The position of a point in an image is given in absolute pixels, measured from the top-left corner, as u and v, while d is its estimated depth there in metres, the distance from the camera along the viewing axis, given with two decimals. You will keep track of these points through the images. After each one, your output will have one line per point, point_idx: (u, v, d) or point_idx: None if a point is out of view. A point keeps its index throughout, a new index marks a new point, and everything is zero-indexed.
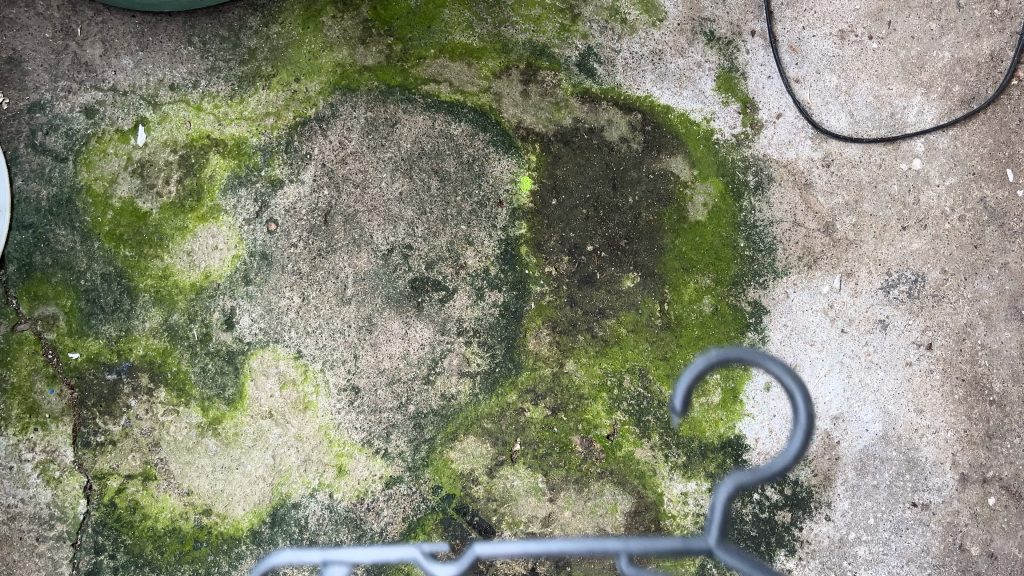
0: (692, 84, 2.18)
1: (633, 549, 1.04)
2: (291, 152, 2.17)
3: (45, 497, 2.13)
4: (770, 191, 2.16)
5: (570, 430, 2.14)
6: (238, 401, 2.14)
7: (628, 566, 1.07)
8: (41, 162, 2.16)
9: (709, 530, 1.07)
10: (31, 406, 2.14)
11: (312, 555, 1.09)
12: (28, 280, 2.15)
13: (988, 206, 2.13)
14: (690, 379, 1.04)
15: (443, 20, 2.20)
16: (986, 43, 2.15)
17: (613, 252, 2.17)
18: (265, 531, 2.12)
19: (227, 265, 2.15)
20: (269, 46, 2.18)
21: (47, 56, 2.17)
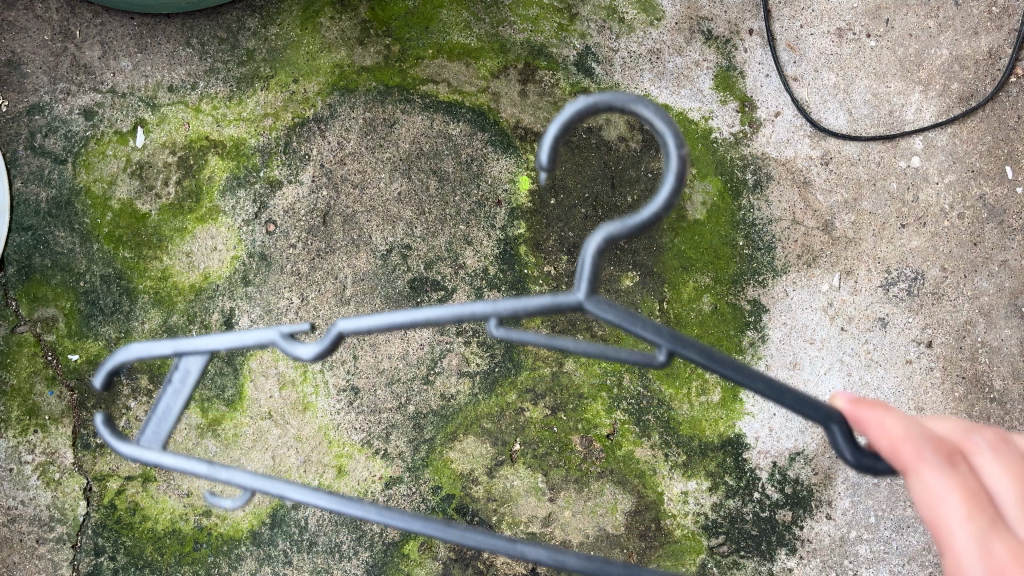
0: (691, 83, 2.18)
1: (502, 312, 0.99)
2: (289, 153, 2.17)
3: (46, 499, 2.13)
4: (769, 189, 2.16)
5: (570, 429, 2.14)
6: (238, 402, 2.14)
7: (497, 329, 1.01)
8: (41, 164, 2.17)
9: (579, 283, 0.99)
10: (30, 408, 2.14)
11: (164, 347, 1.11)
12: (27, 282, 2.15)
13: (988, 204, 2.12)
14: (556, 131, 0.93)
15: (441, 20, 2.20)
16: (984, 40, 2.15)
17: (612, 251, 2.17)
18: (265, 532, 2.12)
19: (226, 266, 2.15)
20: (268, 47, 2.19)
21: (46, 59, 2.17)
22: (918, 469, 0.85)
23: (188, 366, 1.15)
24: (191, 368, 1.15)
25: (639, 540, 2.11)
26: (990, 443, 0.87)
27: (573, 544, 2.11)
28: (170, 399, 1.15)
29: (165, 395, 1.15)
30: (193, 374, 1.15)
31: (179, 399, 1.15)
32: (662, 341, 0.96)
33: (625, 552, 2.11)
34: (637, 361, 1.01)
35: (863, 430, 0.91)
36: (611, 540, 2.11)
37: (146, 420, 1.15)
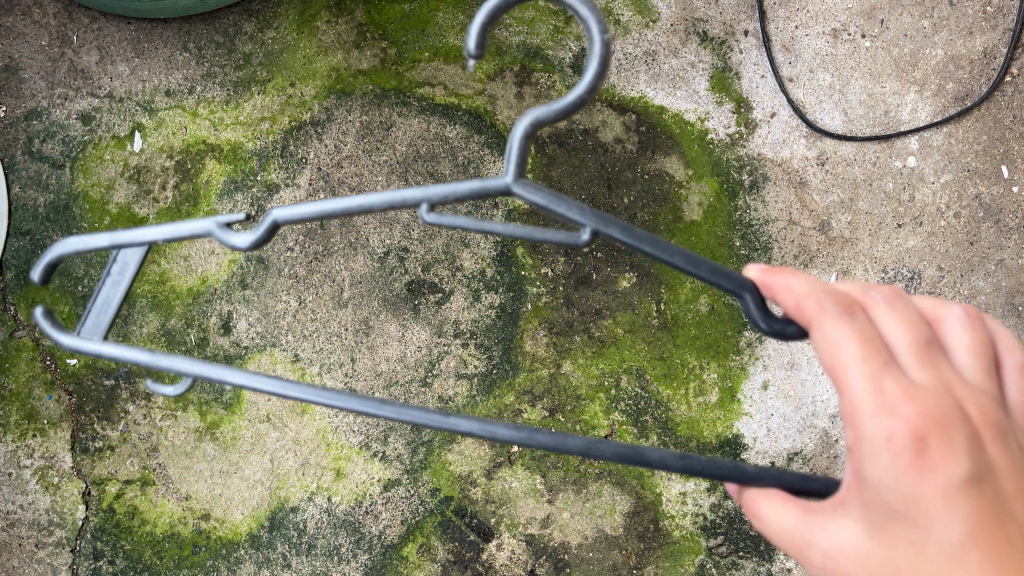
0: (686, 84, 2.19)
1: (433, 198, 1.06)
2: (286, 156, 2.17)
3: (45, 503, 2.14)
4: (765, 189, 2.16)
5: (568, 431, 2.15)
6: (236, 405, 2.14)
7: (428, 214, 1.07)
8: (39, 168, 2.18)
9: (507, 168, 1.05)
10: (29, 412, 2.15)
11: (102, 240, 1.17)
12: (26, 287, 2.17)
13: (983, 203, 2.13)
14: (483, 19, 0.97)
15: (437, 23, 2.20)
16: (978, 40, 2.15)
17: (610, 252, 2.16)
18: (264, 535, 2.13)
19: (224, 269, 2.16)
20: (265, 51, 2.19)
21: (43, 64, 2.18)
22: (819, 320, 0.90)
23: (124, 260, 1.22)
24: (128, 261, 1.22)
25: (638, 541, 2.11)
26: (884, 297, 0.92)
27: (571, 546, 2.11)
28: (110, 292, 1.23)
29: (105, 288, 1.23)
30: (129, 268, 1.22)
31: (118, 292, 1.22)
32: (585, 223, 1.03)
33: (623, 553, 2.11)
34: (562, 241, 1.06)
35: (773, 297, 0.97)
36: (609, 541, 2.11)
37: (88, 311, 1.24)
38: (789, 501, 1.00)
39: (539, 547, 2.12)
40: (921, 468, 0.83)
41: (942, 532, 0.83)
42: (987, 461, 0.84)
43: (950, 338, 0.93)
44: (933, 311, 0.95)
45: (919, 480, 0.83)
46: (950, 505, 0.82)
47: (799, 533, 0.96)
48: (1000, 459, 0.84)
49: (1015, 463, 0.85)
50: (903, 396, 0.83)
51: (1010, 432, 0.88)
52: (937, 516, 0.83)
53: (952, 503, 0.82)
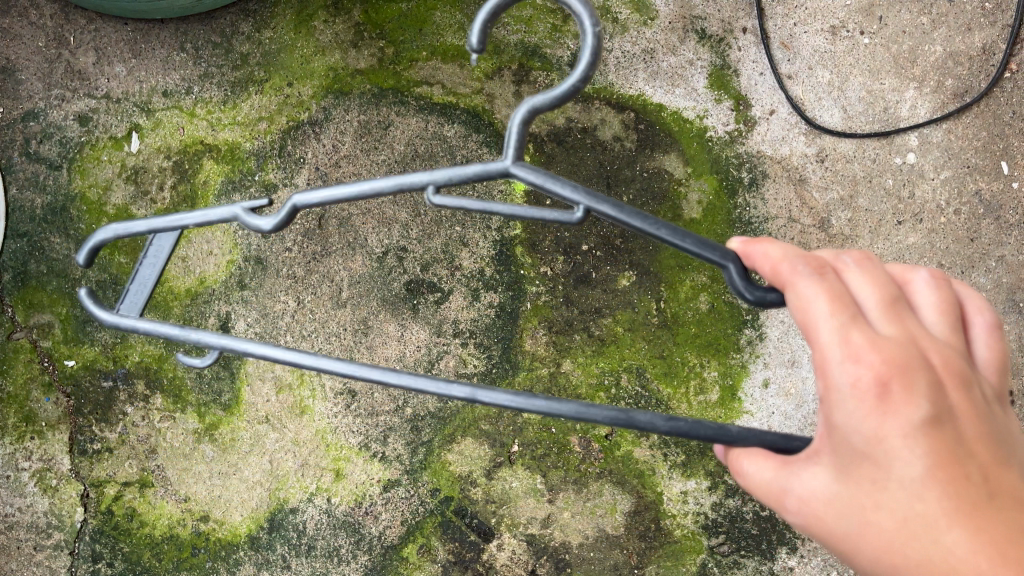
0: (685, 82, 2.18)
1: (439, 179, 1.11)
2: (284, 156, 2.17)
3: (44, 505, 2.15)
4: (765, 187, 2.16)
5: (568, 430, 2.11)
6: (234, 406, 2.13)
7: (435, 196, 1.12)
8: (36, 170, 2.18)
9: (507, 152, 1.12)
10: (28, 414, 2.16)
11: (140, 227, 1.23)
12: (24, 289, 2.17)
13: (984, 199, 2.11)
14: (484, 17, 1.07)
15: (434, 22, 2.19)
16: (978, 36, 2.13)
17: (609, 250, 2.14)
18: (263, 536, 2.12)
19: (222, 270, 2.16)
20: (262, 51, 2.19)
21: (40, 65, 2.18)
22: (793, 283, 0.90)
23: (163, 242, 1.31)
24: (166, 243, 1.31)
25: (639, 541, 2.09)
26: (857, 259, 0.92)
27: (572, 546, 2.11)
28: (147, 272, 1.31)
29: (143, 269, 1.31)
30: (165, 250, 1.31)
31: (155, 272, 1.31)
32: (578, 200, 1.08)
33: (624, 553, 2.10)
34: (555, 218, 1.09)
35: (751, 264, 0.98)
36: (610, 541, 2.10)
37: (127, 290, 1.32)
38: (769, 455, 1.02)
39: (540, 547, 2.11)
40: (883, 411, 0.85)
41: (905, 470, 0.85)
42: (949, 405, 0.86)
43: (918, 296, 0.93)
44: (903, 272, 0.96)
45: (882, 424, 0.85)
46: (913, 447, 0.84)
47: (776, 482, 0.99)
48: (963, 403, 0.86)
49: (978, 410, 0.87)
50: (867, 344, 0.85)
51: (975, 380, 0.89)
52: (899, 457, 0.85)
53: (915, 445, 0.85)
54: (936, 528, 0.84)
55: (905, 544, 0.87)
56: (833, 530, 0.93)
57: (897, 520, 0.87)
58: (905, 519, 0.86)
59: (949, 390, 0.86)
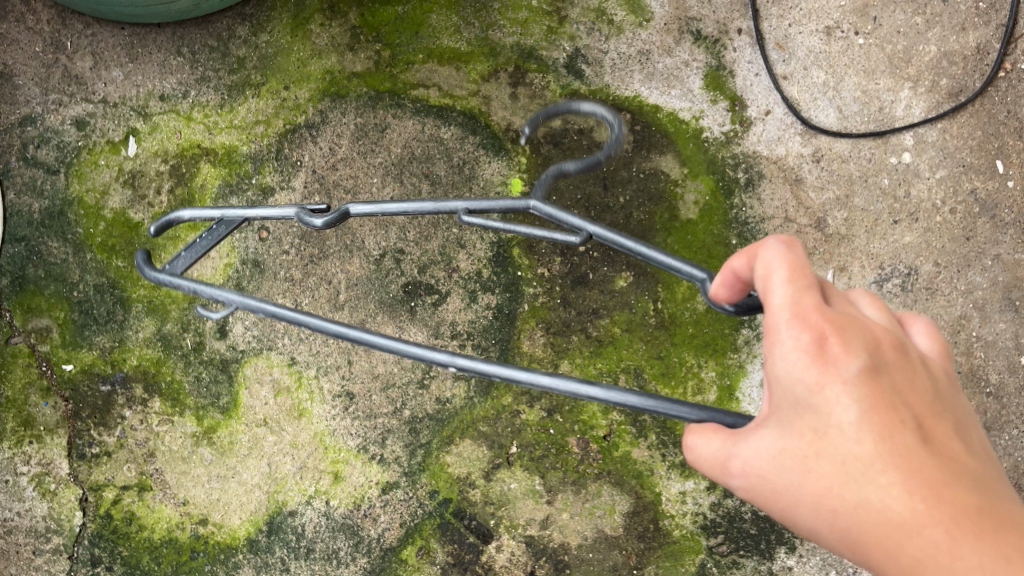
0: (681, 83, 2.19)
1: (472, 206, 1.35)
2: (281, 160, 2.17)
3: (43, 510, 2.15)
4: (761, 187, 2.16)
5: (566, 431, 2.12)
6: (233, 409, 2.14)
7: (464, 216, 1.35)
8: (33, 175, 2.18)
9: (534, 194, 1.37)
10: (26, 419, 2.16)
11: (212, 214, 1.40)
12: (22, 293, 2.17)
13: (979, 198, 2.12)
14: (542, 112, 1.39)
15: (430, 25, 2.20)
16: (972, 36, 2.13)
17: (606, 251, 2.15)
18: (262, 539, 2.12)
19: (219, 273, 2.17)
20: (259, 55, 2.19)
21: (37, 70, 2.18)
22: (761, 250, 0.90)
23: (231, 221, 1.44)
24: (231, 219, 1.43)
25: (638, 542, 2.10)
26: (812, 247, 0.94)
27: (571, 547, 2.11)
28: (206, 241, 1.44)
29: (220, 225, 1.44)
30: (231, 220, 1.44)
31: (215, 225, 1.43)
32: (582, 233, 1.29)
33: (624, 553, 2.10)
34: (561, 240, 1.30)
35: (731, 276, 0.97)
36: (609, 542, 2.10)
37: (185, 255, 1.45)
38: (718, 429, 1.00)
39: (539, 549, 2.11)
40: (827, 369, 0.84)
41: (846, 427, 0.84)
42: (886, 365, 0.86)
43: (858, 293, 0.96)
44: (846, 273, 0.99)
45: (823, 380, 0.85)
46: (851, 399, 0.84)
47: (722, 452, 0.97)
48: (900, 365, 0.86)
49: (917, 374, 0.87)
50: (810, 308, 0.86)
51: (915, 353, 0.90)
52: (838, 412, 0.84)
53: (855, 402, 0.84)
54: (881, 487, 0.82)
55: (849, 503, 0.84)
56: (775, 489, 0.91)
57: (840, 476, 0.85)
58: (848, 476, 0.84)
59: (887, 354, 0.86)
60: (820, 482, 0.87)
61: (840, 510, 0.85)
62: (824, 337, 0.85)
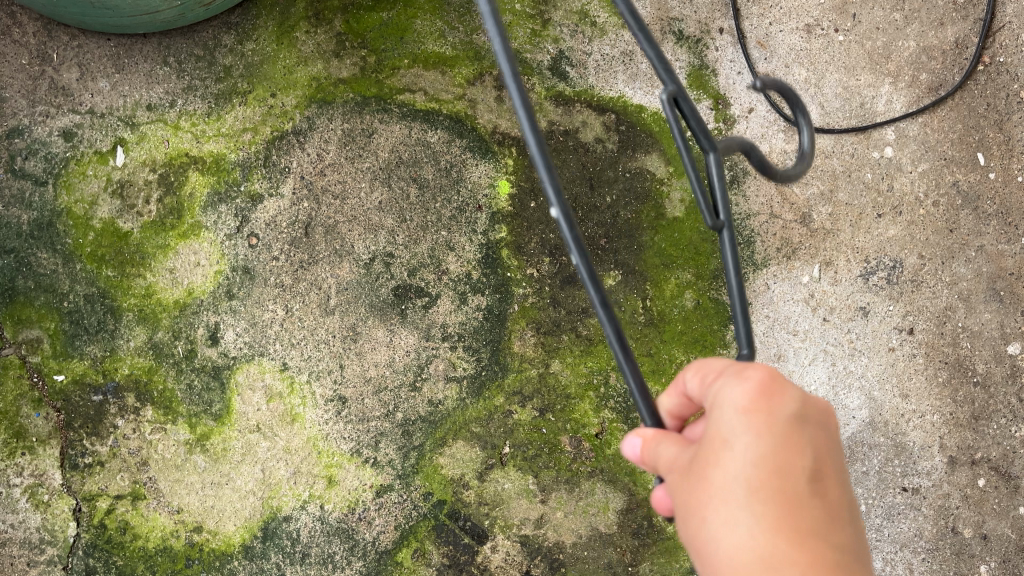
0: (664, 83, 2.21)
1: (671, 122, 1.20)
2: (269, 167, 2.18)
3: (35, 521, 2.15)
4: (746, 184, 2.19)
5: (559, 430, 2.14)
6: (226, 416, 2.14)
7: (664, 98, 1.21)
8: (21, 186, 2.18)
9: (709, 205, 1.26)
10: (17, 430, 2.15)
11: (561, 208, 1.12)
12: (12, 304, 2.17)
13: (961, 190, 2.14)
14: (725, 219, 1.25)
15: (415, 30, 2.22)
16: (950, 30, 2.17)
17: (594, 250, 2.18)
18: (257, 545, 2.12)
19: (209, 280, 2.17)
20: (245, 63, 2.21)
21: (24, 82, 2.19)
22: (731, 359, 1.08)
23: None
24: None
25: (632, 538, 2.12)
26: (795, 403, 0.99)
27: (566, 545, 2.12)
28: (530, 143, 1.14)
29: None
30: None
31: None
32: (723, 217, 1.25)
33: (619, 551, 2.12)
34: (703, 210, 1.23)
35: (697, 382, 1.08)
36: (603, 539, 2.12)
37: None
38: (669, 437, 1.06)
39: (534, 548, 2.12)
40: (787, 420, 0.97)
41: (790, 470, 0.94)
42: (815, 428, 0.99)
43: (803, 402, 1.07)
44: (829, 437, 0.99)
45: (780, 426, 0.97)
46: (805, 452, 0.96)
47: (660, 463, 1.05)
48: (840, 456, 1.02)
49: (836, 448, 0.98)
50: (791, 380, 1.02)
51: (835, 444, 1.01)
52: (785, 459, 0.94)
53: (796, 454, 0.95)
54: (785, 528, 0.90)
55: (733, 530, 0.92)
56: (681, 486, 1.00)
57: (754, 509, 0.92)
58: (765, 512, 0.92)
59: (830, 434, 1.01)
60: (723, 507, 0.94)
61: (746, 531, 0.91)
62: (803, 411, 0.99)
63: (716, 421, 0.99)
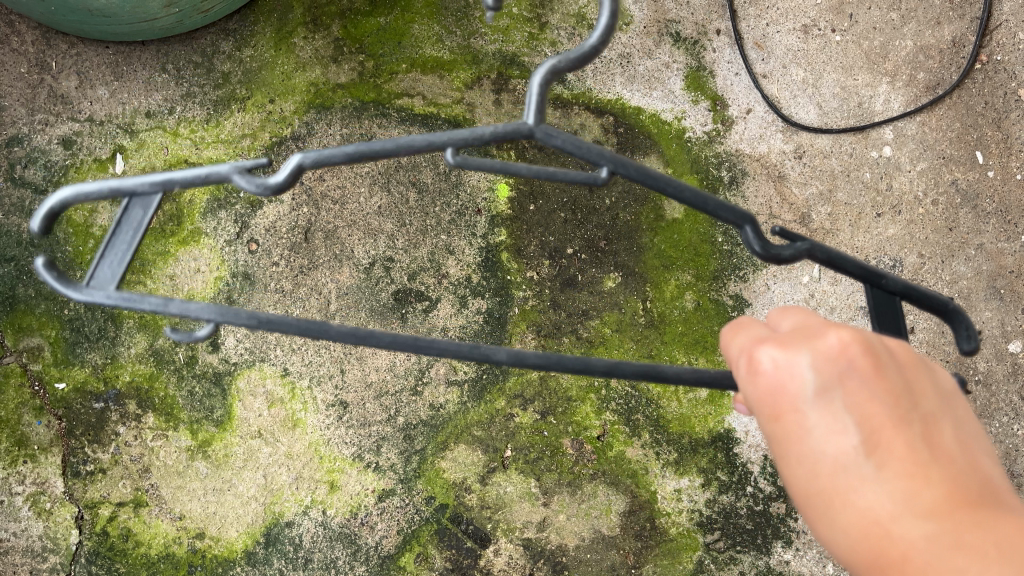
0: (662, 85, 2.22)
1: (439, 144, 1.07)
2: (268, 172, 2.19)
3: (38, 529, 2.14)
4: (745, 184, 2.19)
5: (560, 433, 2.14)
6: (227, 422, 2.14)
7: (453, 157, 1.09)
8: (21, 195, 2.18)
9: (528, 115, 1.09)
10: (19, 439, 2.15)
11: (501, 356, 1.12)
12: (12, 312, 2.16)
13: (960, 189, 2.14)
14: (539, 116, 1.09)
15: (413, 35, 2.23)
16: (947, 29, 2.17)
17: (594, 253, 2.18)
18: (260, 551, 2.12)
19: (210, 286, 2.17)
20: (243, 69, 2.21)
21: (23, 91, 2.19)
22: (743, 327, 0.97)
23: (149, 200, 1.11)
24: (141, 212, 1.11)
25: (635, 540, 2.12)
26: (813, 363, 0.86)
27: (568, 548, 2.12)
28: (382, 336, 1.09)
29: (117, 234, 1.11)
30: (150, 211, 1.11)
31: (137, 238, 1.11)
32: (603, 162, 1.08)
33: (622, 553, 2.12)
34: (580, 179, 1.13)
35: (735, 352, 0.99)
36: (606, 542, 2.12)
37: (101, 256, 1.11)
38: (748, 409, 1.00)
39: (536, 551, 2.12)
40: (820, 388, 0.85)
41: (846, 462, 0.83)
42: (857, 376, 0.86)
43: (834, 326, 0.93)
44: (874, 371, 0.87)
45: (811, 416, 0.86)
46: (848, 425, 0.84)
47: None
48: (891, 382, 0.87)
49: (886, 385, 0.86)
50: (794, 348, 0.88)
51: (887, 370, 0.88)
52: (836, 455, 0.84)
53: (845, 423, 0.84)
54: (880, 523, 0.81)
55: (836, 545, 0.85)
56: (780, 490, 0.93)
57: (841, 518, 0.84)
58: (852, 516, 0.83)
59: (864, 371, 0.86)
60: (817, 526, 0.87)
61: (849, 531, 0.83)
62: (823, 378, 0.86)
63: (764, 419, 0.90)
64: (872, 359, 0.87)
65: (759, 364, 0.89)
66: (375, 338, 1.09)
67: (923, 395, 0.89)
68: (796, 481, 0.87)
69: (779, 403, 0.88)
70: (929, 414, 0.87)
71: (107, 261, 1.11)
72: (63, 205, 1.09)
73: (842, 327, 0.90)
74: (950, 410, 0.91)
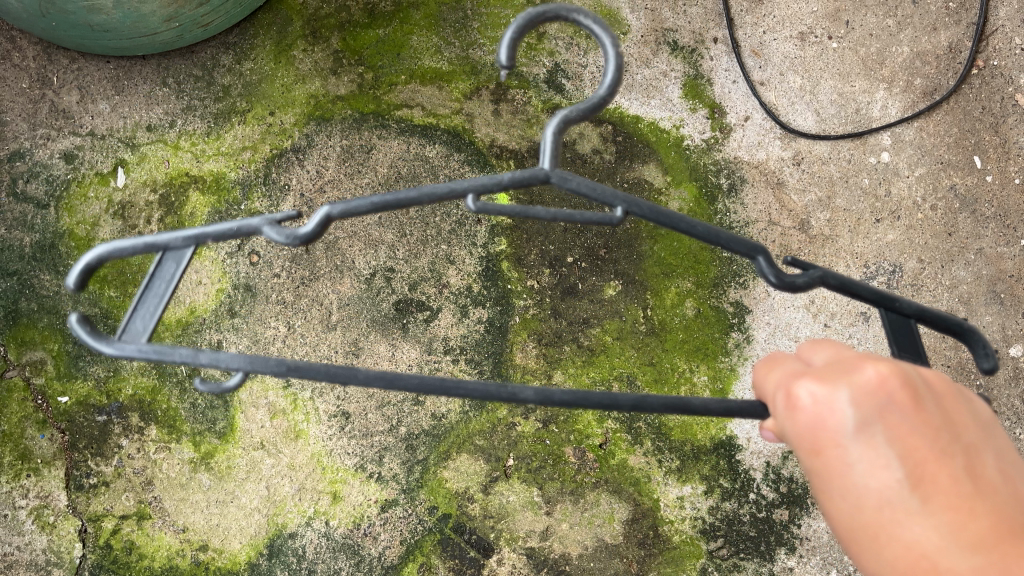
0: (660, 93, 2.23)
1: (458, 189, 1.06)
2: (269, 184, 2.20)
3: (42, 543, 2.14)
4: (743, 192, 2.19)
5: (561, 441, 2.14)
6: (229, 433, 2.15)
7: (474, 202, 1.08)
8: (23, 210, 2.19)
9: (543, 161, 1.09)
10: (22, 452, 2.15)
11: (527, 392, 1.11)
12: (15, 327, 2.17)
13: (958, 194, 2.15)
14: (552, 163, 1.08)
15: (411, 46, 2.24)
16: (943, 35, 2.18)
17: (593, 261, 2.18)
18: (263, 563, 2.12)
19: (211, 298, 2.17)
20: (243, 82, 2.22)
21: (25, 106, 2.21)
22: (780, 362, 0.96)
23: (182, 253, 1.13)
24: (174, 265, 1.14)
25: (638, 549, 2.12)
26: (852, 399, 0.85)
27: (572, 557, 2.12)
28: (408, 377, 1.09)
29: (151, 286, 1.14)
30: (183, 264, 1.14)
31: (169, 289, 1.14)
32: (618, 203, 1.08)
33: (624, 561, 2.12)
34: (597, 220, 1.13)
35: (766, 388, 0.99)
36: (609, 550, 2.12)
37: (133, 309, 1.13)
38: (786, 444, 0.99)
39: (540, 560, 2.12)
40: (861, 423, 0.85)
41: (890, 495, 0.82)
42: (897, 410, 0.85)
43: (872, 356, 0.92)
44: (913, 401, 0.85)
45: (853, 451, 0.85)
46: (891, 459, 0.83)
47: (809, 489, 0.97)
48: (932, 416, 0.86)
49: (926, 419, 0.85)
50: (832, 383, 0.87)
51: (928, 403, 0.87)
52: (879, 490, 0.83)
53: (888, 458, 0.83)
54: (928, 557, 0.80)
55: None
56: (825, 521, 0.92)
57: (887, 551, 0.83)
58: (899, 549, 0.82)
59: (905, 405, 0.85)
60: (863, 559, 0.86)
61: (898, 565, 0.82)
62: (863, 414, 0.85)
63: (806, 456, 0.89)
64: (911, 392, 0.86)
65: (798, 400, 0.89)
66: (404, 381, 1.10)
67: (964, 424, 0.87)
68: (841, 516, 0.86)
69: (819, 439, 0.87)
70: (974, 444, 0.85)
71: (140, 313, 1.14)
72: (98, 261, 1.11)
73: (880, 361, 0.89)
74: (993, 441, 0.88)
